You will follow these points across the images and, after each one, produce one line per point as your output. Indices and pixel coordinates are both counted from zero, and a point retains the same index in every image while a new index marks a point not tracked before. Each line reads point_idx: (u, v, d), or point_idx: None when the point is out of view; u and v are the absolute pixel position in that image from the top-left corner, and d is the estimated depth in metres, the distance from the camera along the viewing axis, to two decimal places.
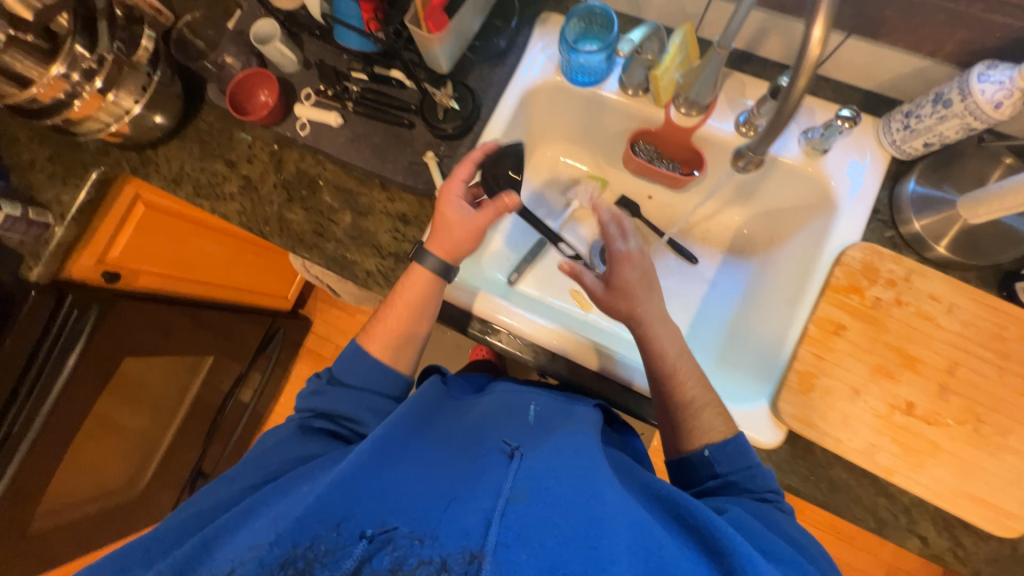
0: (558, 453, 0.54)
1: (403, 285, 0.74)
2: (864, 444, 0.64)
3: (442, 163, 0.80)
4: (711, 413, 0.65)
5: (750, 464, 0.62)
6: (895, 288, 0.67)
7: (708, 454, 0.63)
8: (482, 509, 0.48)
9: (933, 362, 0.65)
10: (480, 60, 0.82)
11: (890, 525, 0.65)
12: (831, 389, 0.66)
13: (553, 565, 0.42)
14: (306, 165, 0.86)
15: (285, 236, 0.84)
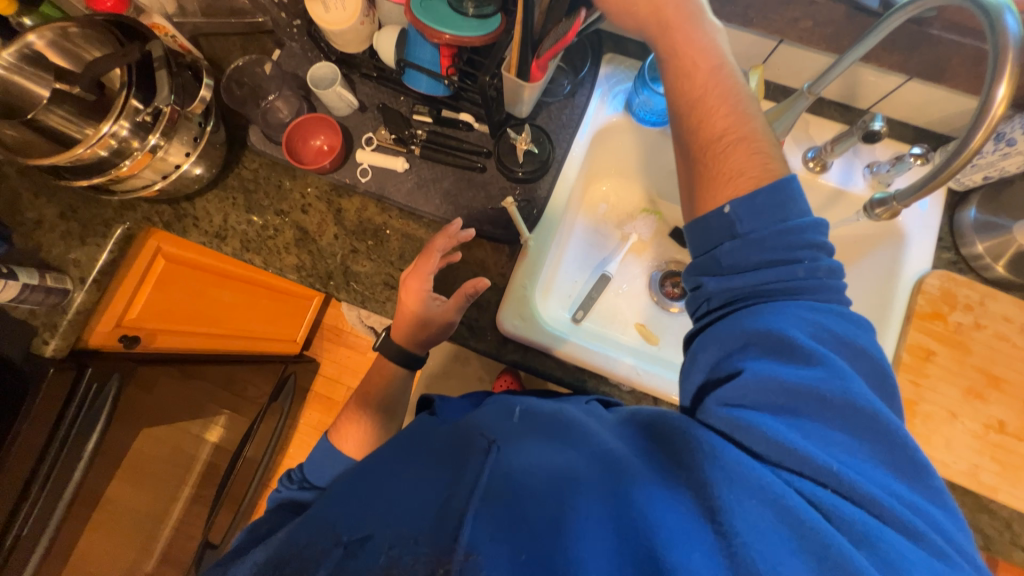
0: (543, 436, 0.49)
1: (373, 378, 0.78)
2: (968, 467, 0.67)
3: (522, 209, 0.78)
4: (744, 149, 0.55)
5: (783, 219, 0.51)
6: (973, 313, 0.72)
7: (730, 211, 0.53)
8: (454, 505, 0.41)
9: (1015, 380, 0.69)
10: (551, 104, 0.82)
11: (997, 541, 0.68)
12: (931, 414, 0.69)
13: (527, 548, 0.39)
14: (369, 214, 0.81)
15: (353, 290, 0.79)
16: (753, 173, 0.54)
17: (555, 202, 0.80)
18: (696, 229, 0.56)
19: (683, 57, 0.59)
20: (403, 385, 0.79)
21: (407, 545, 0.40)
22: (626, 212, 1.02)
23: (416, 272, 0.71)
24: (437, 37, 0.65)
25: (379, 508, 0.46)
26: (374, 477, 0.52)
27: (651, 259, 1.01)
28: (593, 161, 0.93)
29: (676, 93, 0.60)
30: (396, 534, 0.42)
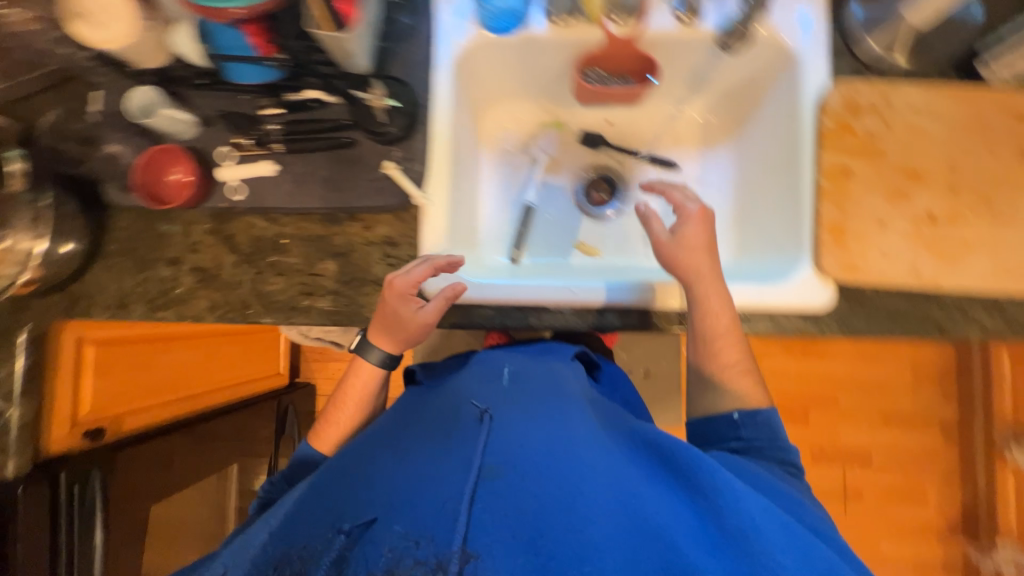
0: (538, 426, 0.59)
1: (351, 381, 0.77)
2: (908, 267, 0.67)
3: (405, 170, 0.73)
4: (740, 374, 0.69)
5: (778, 437, 0.65)
6: (880, 115, 0.69)
7: (737, 417, 0.66)
8: (460, 492, 0.51)
9: (934, 168, 0.68)
10: (397, 45, 0.75)
11: (950, 326, 0.69)
12: (861, 229, 0.68)
13: (530, 537, 0.48)
14: (259, 230, 0.77)
15: (275, 311, 0.76)
16: (758, 400, 0.67)
17: (437, 151, 0.75)
18: (701, 418, 0.70)
19: (716, 278, 0.69)
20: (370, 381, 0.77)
21: (416, 543, 0.48)
22: (529, 133, 0.96)
23: (405, 274, 0.69)
24: (224, 14, 0.59)
25: (389, 490, 0.54)
26: (376, 462, 0.60)
27: (570, 173, 0.96)
28: (473, 94, 0.86)
29: (710, 295, 0.68)
30: (405, 525, 0.50)
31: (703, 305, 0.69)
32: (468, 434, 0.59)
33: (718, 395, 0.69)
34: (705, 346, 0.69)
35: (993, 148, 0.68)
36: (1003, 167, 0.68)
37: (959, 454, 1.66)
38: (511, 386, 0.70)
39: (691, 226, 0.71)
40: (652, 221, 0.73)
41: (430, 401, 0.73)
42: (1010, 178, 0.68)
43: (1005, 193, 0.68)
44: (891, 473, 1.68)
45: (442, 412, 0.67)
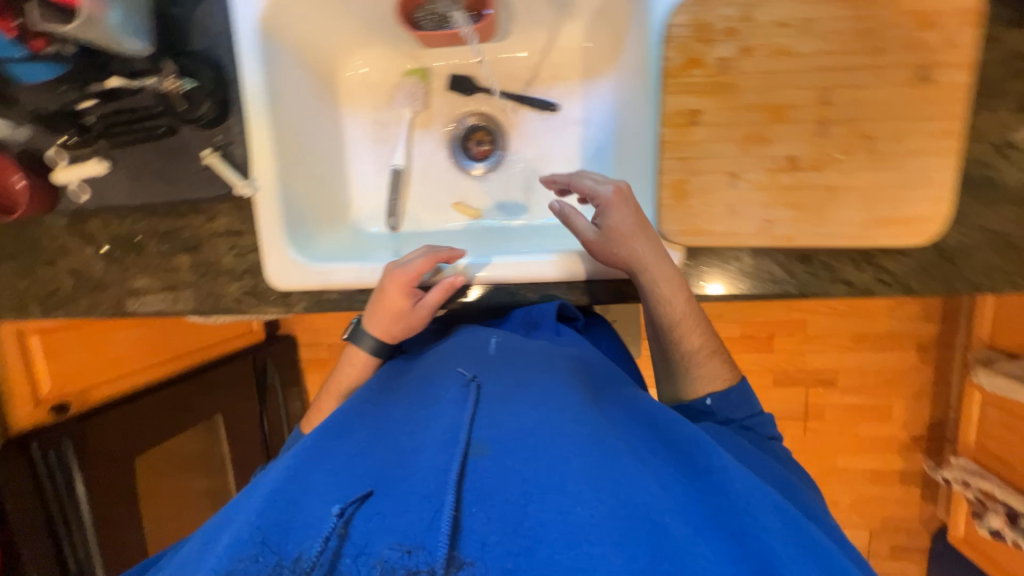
0: (523, 398, 0.54)
1: (346, 370, 0.75)
2: (759, 225, 0.59)
3: (225, 155, 0.71)
4: (717, 361, 0.65)
5: (754, 408, 0.62)
6: (737, 37, 0.56)
7: (709, 402, 0.62)
8: (443, 467, 0.45)
9: (801, 102, 0.57)
10: (191, 6, 0.67)
11: (813, 285, 0.63)
12: (706, 184, 0.60)
13: (517, 522, 0.40)
14: (115, 228, 0.78)
15: (147, 306, 0.79)
16: (726, 380, 0.64)
17: (256, 127, 0.70)
18: (671, 400, 0.67)
19: (670, 265, 0.62)
20: (364, 370, 0.75)
21: (405, 545, 0.40)
22: (392, 83, 0.84)
23: (406, 268, 0.69)
24: None
25: (370, 472, 0.48)
26: (353, 441, 0.54)
27: (443, 126, 0.87)
28: (310, 48, 0.77)
29: (666, 280, 0.61)
30: (392, 512, 0.43)
31: (658, 297, 0.63)
32: (454, 404, 0.55)
33: (684, 378, 0.65)
34: (662, 334, 0.65)
35: (881, 66, 0.55)
36: (891, 92, 0.56)
37: (933, 372, 1.60)
38: (496, 355, 0.66)
39: (616, 212, 0.61)
40: (572, 215, 0.65)
41: (413, 376, 0.68)
42: (897, 104, 0.56)
43: (889, 125, 0.56)
44: (858, 393, 1.64)
45: (427, 380, 0.65)
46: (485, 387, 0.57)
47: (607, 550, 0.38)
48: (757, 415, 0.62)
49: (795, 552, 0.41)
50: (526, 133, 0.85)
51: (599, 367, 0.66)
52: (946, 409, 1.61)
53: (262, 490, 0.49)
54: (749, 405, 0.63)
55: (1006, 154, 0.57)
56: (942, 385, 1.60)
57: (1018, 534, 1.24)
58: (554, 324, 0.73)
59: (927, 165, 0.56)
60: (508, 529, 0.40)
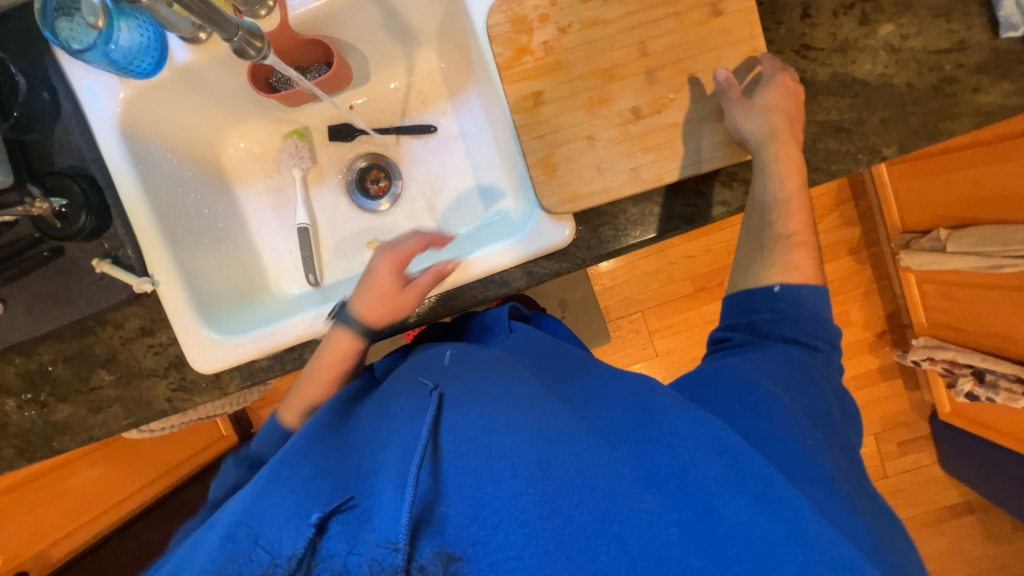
0: (487, 391, 0.50)
1: (327, 355, 0.67)
2: (628, 173, 0.64)
3: (116, 260, 0.69)
4: (798, 251, 0.59)
5: (820, 315, 0.57)
6: (552, 20, 0.63)
7: (780, 289, 0.57)
8: (399, 476, 0.42)
9: (626, 59, 0.63)
10: (47, 130, 0.68)
11: (696, 214, 0.68)
12: (569, 152, 0.64)
13: (475, 515, 0.39)
14: (24, 366, 0.75)
15: (75, 435, 0.76)
16: (807, 276, 0.58)
17: (141, 226, 0.70)
18: (737, 291, 0.60)
19: (792, 147, 0.61)
20: (347, 355, 0.67)
21: (394, 543, 0.37)
22: (274, 150, 0.87)
23: (398, 247, 0.67)
24: None
25: (331, 493, 0.44)
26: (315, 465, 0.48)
27: (336, 176, 0.89)
28: (179, 137, 0.78)
29: (784, 154, 0.60)
30: (361, 529, 0.40)
31: (774, 185, 0.61)
32: (415, 413, 0.50)
33: (765, 262, 0.59)
34: (765, 222, 0.61)
35: (678, 12, 0.62)
36: (695, 30, 0.63)
37: (872, 270, 1.68)
38: (455, 360, 0.61)
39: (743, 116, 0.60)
40: (728, 96, 0.61)
41: (379, 393, 0.61)
42: (703, 39, 0.63)
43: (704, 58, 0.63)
44: None
45: (383, 395, 0.60)
46: (451, 393, 0.51)
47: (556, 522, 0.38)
48: (823, 322, 0.56)
49: (743, 498, 0.39)
50: (414, 159, 0.89)
51: (551, 351, 0.65)
52: (895, 299, 1.68)
53: (221, 519, 0.44)
54: (817, 307, 0.57)
55: (809, 56, 0.65)
56: (884, 279, 1.68)
57: (988, 389, 1.30)
58: (507, 325, 0.73)
59: (748, 81, 0.63)
60: (466, 522, 0.39)
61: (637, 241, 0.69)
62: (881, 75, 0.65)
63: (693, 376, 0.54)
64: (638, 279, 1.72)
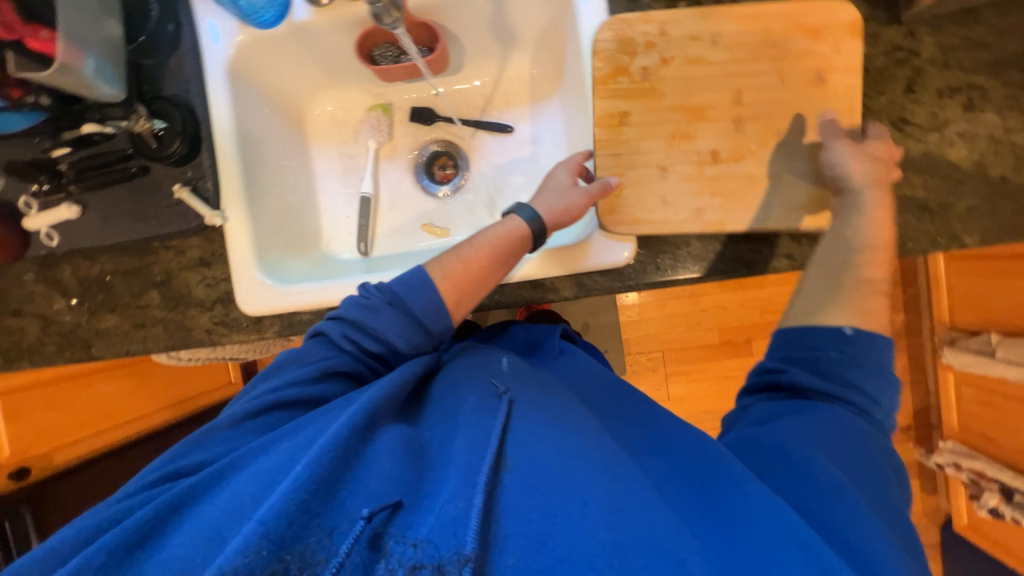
0: (553, 416, 0.52)
1: (493, 241, 0.64)
2: (689, 212, 0.64)
3: (196, 189, 0.72)
4: (870, 298, 0.55)
5: (883, 373, 0.52)
6: (656, 49, 0.64)
7: (851, 332, 0.53)
8: (472, 484, 0.44)
9: (719, 103, 0.63)
10: (164, 58, 0.73)
11: (758, 262, 0.67)
12: (640, 176, 0.65)
13: (540, 538, 0.41)
14: (84, 271, 0.79)
15: (115, 346, 0.78)
16: (879, 323, 0.55)
17: (228, 168, 0.73)
18: (793, 325, 0.57)
19: (882, 201, 0.58)
20: (502, 254, 0.64)
21: (412, 540, 0.41)
22: (357, 119, 0.91)
23: (569, 163, 0.70)
24: None
25: (398, 475, 0.46)
26: (384, 439, 0.49)
27: (408, 156, 0.92)
28: (274, 90, 0.82)
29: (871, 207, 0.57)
30: (418, 523, 0.43)
31: (865, 232, 0.57)
32: (482, 416, 0.52)
33: (831, 301, 0.56)
34: (847, 262, 0.57)
35: (783, 63, 0.63)
36: (795, 84, 0.63)
37: (908, 361, 1.62)
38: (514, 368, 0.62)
39: (851, 155, 0.59)
40: (830, 139, 0.61)
41: (435, 380, 0.62)
42: (802, 94, 0.63)
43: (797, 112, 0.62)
44: None
45: (439, 389, 0.60)
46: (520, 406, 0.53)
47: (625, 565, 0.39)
48: (877, 386, 0.52)
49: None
50: (485, 154, 0.91)
51: (599, 382, 0.66)
52: (927, 396, 1.61)
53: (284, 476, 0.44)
54: (880, 367, 0.52)
55: (904, 130, 0.64)
56: (919, 372, 1.61)
57: (1015, 510, 1.25)
58: (557, 345, 0.75)
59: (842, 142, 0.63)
60: (532, 545, 0.41)
61: (695, 277, 0.69)
62: (976, 163, 0.64)
63: (753, 432, 0.52)
64: (665, 318, 1.70)
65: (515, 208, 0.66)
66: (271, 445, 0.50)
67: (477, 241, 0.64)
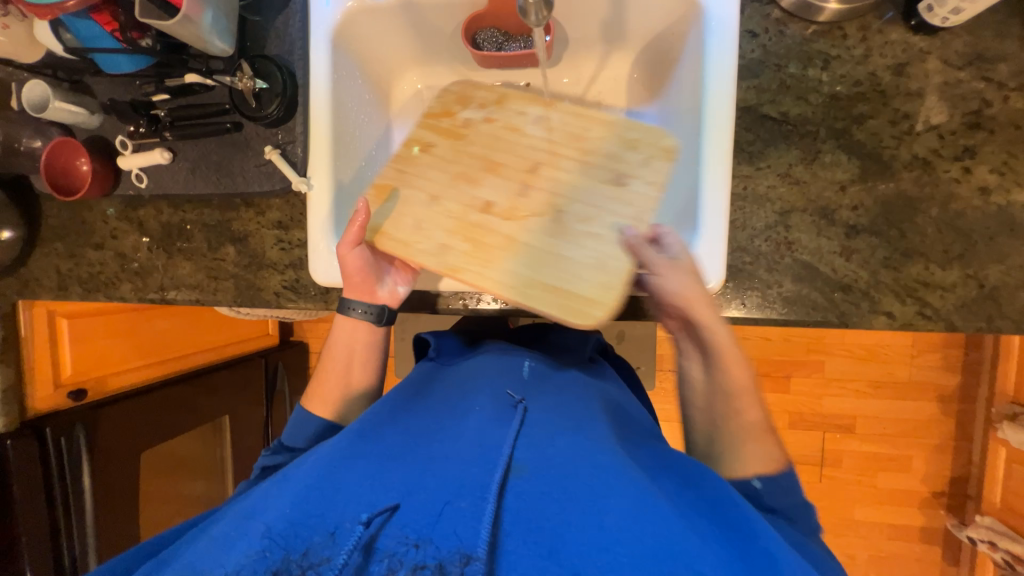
0: (568, 427, 0.51)
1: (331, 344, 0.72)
2: (434, 247, 0.63)
3: (286, 153, 0.73)
4: (760, 444, 0.57)
5: (798, 502, 0.54)
6: (486, 109, 0.71)
7: (758, 484, 0.54)
8: (478, 483, 0.42)
9: (513, 165, 0.67)
10: (271, 16, 0.72)
11: (854, 315, 0.62)
12: (408, 201, 0.67)
13: (556, 546, 0.37)
14: (166, 217, 0.80)
15: (185, 293, 0.81)
16: (771, 461, 0.55)
17: (317, 136, 0.73)
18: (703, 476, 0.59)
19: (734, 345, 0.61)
20: (360, 343, 0.71)
21: (413, 540, 0.39)
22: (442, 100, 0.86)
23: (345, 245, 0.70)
24: (62, 9, 0.58)
25: (400, 478, 0.45)
26: (390, 443, 0.51)
27: None
28: (368, 60, 0.79)
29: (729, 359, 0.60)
30: (418, 521, 0.40)
31: (717, 359, 0.60)
32: (494, 421, 0.51)
33: (728, 450, 0.58)
34: (722, 405, 0.59)
35: None
36: None
37: (955, 426, 1.54)
38: (533, 378, 0.64)
39: (669, 281, 0.58)
40: (639, 255, 0.59)
41: (449, 391, 0.63)
42: None
43: (617, 182, 0.63)
44: (878, 442, 1.58)
45: (456, 397, 0.60)
46: (531, 414, 0.53)
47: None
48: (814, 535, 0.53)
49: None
50: None
51: (633, 419, 0.63)
52: (969, 465, 1.54)
53: (297, 482, 0.46)
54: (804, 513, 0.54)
55: None
56: (964, 439, 1.54)
57: None
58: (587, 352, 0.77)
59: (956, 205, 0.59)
60: (543, 554, 0.37)
61: (786, 321, 0.64)
62: None
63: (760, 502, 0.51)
64: None
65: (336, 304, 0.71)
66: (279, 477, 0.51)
67: (333, 360, 0.71)
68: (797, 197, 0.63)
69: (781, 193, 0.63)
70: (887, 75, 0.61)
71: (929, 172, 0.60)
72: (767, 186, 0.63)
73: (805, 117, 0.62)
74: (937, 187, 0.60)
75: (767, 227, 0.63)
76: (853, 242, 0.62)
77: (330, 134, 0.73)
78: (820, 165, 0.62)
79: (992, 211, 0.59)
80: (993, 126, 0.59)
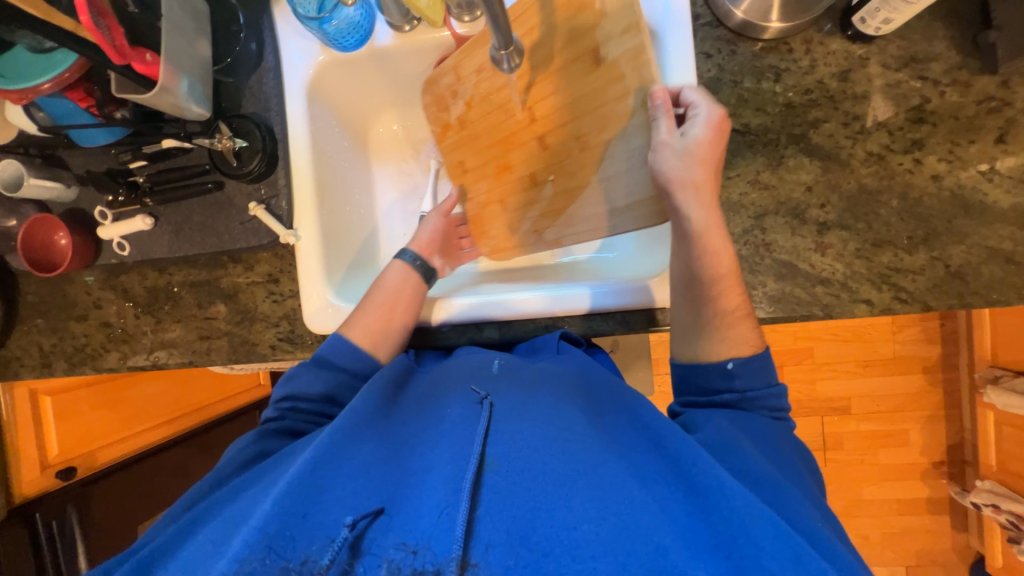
0: (540, 416, 0.52)
1: (394, 285, 0.71)
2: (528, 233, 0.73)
3: (270, 207, 0.73)
4: (746, 325, 0.59)
5: (771, 383, 0.58)
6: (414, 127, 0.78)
7: (732, 366, 0.58)
8: (450, 481, 0.45)
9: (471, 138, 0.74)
10: (244, 78, 0.74)
11: (837, 306, 0.65)
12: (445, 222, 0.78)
13: (525, 532, 0.41)
14: (152, 280, 0.79)
15: (178, 356, 0.79)
16: (751, 346, 0.59)
17: (299, 189, 0.74)
18: (688, 363, 0.61)
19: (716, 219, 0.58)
20: (401, 296, 0.70)
21: (412, 545, 0.40)
22: (417, 138, 0.88)
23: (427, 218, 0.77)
24: (38, 92, 0.58)
25: (382, 484, 0.47)
26: (367, 449, 0.50)
27: None
28: (342, 108, 0.81)
29: (714, 231, 0.57)
30: (404, 524, 0.42)
31: (702, 244, 0.58)
32: (462, 421, 0.52)
33: (710, 334, 0.59)
34: (702, 287, 0.59)
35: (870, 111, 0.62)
36: None
37: (943, 395, 1.59)
38: (502, 372, 0.62)
39: (669, 157, 0.57)
40: (660, 119, 0.58)
41: (423, 388, 0.63)
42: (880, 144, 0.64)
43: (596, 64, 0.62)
44: (874, 419, 1.62)
45: (432, 397, 0.60)
46: (500, 407, 0.54)
47: (600, 557, 0.38)
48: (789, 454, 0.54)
49: (790, 558, 0.37)
50: None
51: (602, 375, 0.64)
52: (962, 431, 1.59)
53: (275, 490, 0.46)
54: (773, 434, 0.55)
55: (993, 180, 0.63)
56: (953, 407, 1.59)
57: None
58: (556, 346, 0.69)
59: (910, 196, 0.64)
60: (515, 539, 0.40)
61: (779, 318, 0.66)
62: None
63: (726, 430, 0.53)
64: None
65: (397, 254, 0.74)
66: (263, 477, 0.52)
67: (380, 296, 0.69)
68: (768, 201, 0.66)
69: (753, 199, 0.66)
70: (833, 82, 0.65)
71: (884, 166, 0.65)
72: (739, 194, 0.67)
73: (765, 126, 0.66)
74: (893, 179, 0.64)
75: (745, 231, 0.67)
76: (826, 238, 0.65)
77: (312, 184, 0.74)
78: (785, 170, 0.66)
79: (947, 197, 0.64)
80: (935, 119, 0.64)
